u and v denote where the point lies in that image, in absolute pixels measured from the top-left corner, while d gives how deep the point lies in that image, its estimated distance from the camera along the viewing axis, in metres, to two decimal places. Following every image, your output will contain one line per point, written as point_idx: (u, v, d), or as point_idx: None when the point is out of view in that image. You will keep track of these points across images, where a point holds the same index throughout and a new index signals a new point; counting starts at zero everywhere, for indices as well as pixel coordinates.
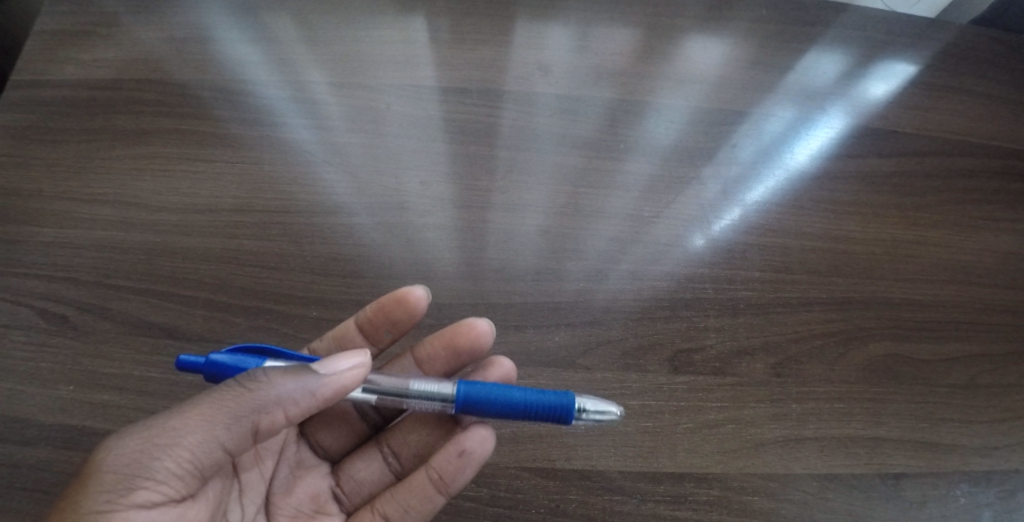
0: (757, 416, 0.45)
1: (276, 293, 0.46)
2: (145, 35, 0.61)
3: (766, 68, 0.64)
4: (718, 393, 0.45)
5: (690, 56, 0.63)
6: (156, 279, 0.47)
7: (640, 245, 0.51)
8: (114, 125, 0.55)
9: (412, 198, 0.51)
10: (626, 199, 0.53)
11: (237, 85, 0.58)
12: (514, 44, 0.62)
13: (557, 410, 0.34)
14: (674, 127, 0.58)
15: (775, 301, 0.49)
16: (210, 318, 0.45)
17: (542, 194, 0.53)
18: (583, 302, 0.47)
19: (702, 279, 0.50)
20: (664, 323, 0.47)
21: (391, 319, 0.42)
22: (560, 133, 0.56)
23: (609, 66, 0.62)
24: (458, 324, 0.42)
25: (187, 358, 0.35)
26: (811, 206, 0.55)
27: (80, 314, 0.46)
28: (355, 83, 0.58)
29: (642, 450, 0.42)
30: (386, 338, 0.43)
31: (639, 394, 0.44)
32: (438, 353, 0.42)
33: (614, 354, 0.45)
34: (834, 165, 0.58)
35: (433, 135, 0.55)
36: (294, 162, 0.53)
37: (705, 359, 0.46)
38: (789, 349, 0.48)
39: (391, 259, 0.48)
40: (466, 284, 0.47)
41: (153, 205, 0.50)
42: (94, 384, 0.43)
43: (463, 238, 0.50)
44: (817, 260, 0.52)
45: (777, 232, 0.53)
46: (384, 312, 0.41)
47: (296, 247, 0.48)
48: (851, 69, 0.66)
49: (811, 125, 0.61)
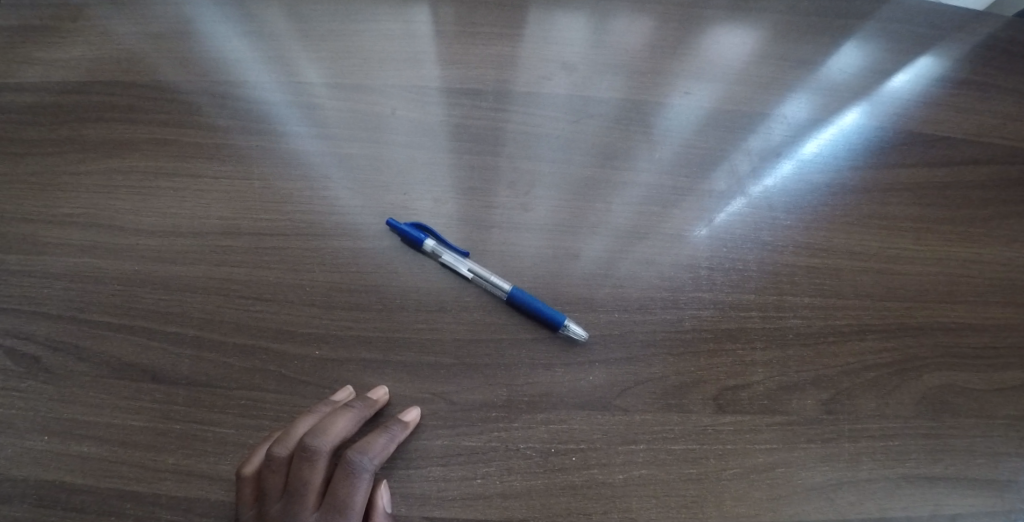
0: (808, 457, 0.40)
1: (273, 330, 0.41)
2: (117, 32, 0.55)
3: (806, 66, 0.58)
4: (767, 433, 0.41)
5: (720, 51, 0.58)
6: (138, 312, 0.42)
7: (677, 268, 0.46)
8: (81, 134, 0.49)
9: (424, 218, 0.46)
10: (658, 216, 0.48)
11: (222, 86, 0.52)
12: (530, 39, 0.56)
13: (549, 315, 0.41)
14: (706, 131, 0.53)
15: (826, 329, 0.45)
16: (198, 358, 0.40)
17: (563, 210, 0.47)
18: (618, 336, 0.42)
19: (746, 305, 0.45)
20: (707, 357, 0.42)
21: (380, 452, 0.36)
22: (582, 141, 0.51)
23: (633, 62, 0.56)
24: (395, 442, 0.37)
25: (392, 222, 0.45)
26: (861, 219, 0.50)
27: (51, 353, 0.40)
28: (354, 85, 0.52)
29: (686, 500, 0.38)
30: (364, 456, 0.36)
31: (681, 438, 0.39)
32: (372, 464, 0.36)
33: (653, 393, 0.41)
34: (884, 173, 0.53)
35: (441, 143, 0.50)
36: (289, 176, 0.47)
37: (752, 397, 0.42)
38: (841, 382, 0.43)
39: (402, 289, 0.43)
40: (487, 316, 0.42)
41: (129, 226, 0.45)
42: (69, 434, 0.37)
43: (482, 264, 0.44)
44: (869, 282, 0.48)
45: (824, 252, 0.48)
46: (378, 451, 0.36)
47: (293, 276, 0.43)
48: (898, 66, 0.60)
49: (856, 128, 0.55)
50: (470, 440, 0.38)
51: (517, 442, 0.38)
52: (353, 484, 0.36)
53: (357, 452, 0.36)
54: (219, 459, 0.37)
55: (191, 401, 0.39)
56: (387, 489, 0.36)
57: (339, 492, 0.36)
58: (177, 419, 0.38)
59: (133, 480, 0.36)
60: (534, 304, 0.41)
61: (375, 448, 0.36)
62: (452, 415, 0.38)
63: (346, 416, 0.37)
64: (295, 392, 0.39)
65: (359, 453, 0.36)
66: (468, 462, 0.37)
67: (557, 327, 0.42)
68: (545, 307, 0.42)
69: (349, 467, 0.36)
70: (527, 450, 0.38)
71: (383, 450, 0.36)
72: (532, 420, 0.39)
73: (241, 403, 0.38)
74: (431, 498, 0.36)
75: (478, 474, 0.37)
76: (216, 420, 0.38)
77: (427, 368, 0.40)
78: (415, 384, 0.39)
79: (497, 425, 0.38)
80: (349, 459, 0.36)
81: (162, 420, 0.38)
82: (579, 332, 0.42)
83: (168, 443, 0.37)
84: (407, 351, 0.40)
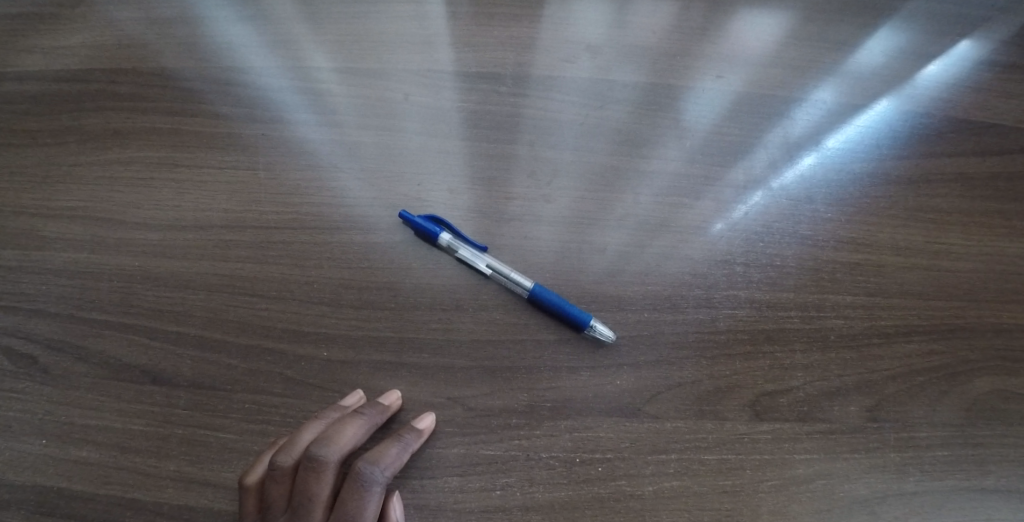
0: (853, 469, 0.37)
1: (280, 329, 0.38)
2: (120, 19, 0.53)
3: (843, 50, 0.55)
4: (807, 443, 0.37)
5: (749, 34, 0.55)
6: (139, 310, 0.39)
7: (710, 264, 0.43)
8: (81, 124, 0.47)
9: (439, 210, 0.44)
10: (688, 208, 0.45)
11: (227, 73, 0.49)
12: (549, 23, 0.54)
13: (574, 315, 0.38)
14: (738, 118, 0.49)
15: (870, 331, 0.42)
16: (201, 359, 0.38)
17: (586, 201, 0.45)
18: (647, 337, 0.39)
19: (785, 304, 0.42)
20: (742, 360, 0.39)
21: (392, 463, 0.34)
22: (606, 128, 0.48)
23: (658, 44, 0.53)
24: (409, 451, 0.34)
25: (405, 214, 0.42)
26: (909, 211, 0.47)
27: (49, 353, 0.38)
28: (365, 69, 0.50)
29: (721, 514, 0.35)
30: (374, 467, 0.33)
31: (715, 447, 0.37)
32: (382, 476, 0.33)
33: (685, 399, 0.38)
34: (933, 162, 0.49)
35: (457, 130, 0.47)
36: (297, 166, 0.45)
37: (791, 403, 0.39)
38: (887, 388, 0.40)
39: (417, 287, 0.40)
40: (507, 316, 0.39)
41: (129, 220, 0.43)
42: (67, 438, 0.35)
43: (501, 260, 0.42)
44: (919, 279, 0.44)
45: (867, 247, 0.45)
46: (390, 462, 0.34)
47: (301, 272, 0.40)
48: (944, 47, 0.56)
49: (900, 113, 0.52)
50: (489, 448, 0.35)
51: (539, 451, 0.35)
52: (362, 499, 0.33)
53: (367, 463, 0.34)
54: (223, 466, 0.34)
55: (194, 404, 0.36)
56: (398, 504, 0.33)
57: (347, 508, 0.33)
58: (179, 423, 0.36)
59: (133, 487, 0.34)
60: (558, 303, 0.39)
61: (387, 459, 0.34)
62: (469, 422, 0.36)
63: (356, 424, 0.34)
64: (302, 396, 0.36)
65: (369, 464, 0.33)
66: (486, 472, 0.34)
67: (583, 328, 0.39)
68: (569, 306, 0.39)
69: (358, 480, 0.33)
70: (550, 459, 0.35)
71: (395, 461, 0.34)
72: (554, 428, 0.36)
73: (246, 407, 0.36)
74: (447, 511, 0.33)
75: (497, 485, 0.34)
76: (220, 425, 0.36)
77: (443, 372, 0.37)
78: (429, 388, 0.37)
79: (518, 433, 0.36)
80: (358, 471, 0.33)
81: (164, 424, 0.36)
82: (606, 333, 0.39)
83: (169, 448, 0.35)
84: (422, 353, 0.38)
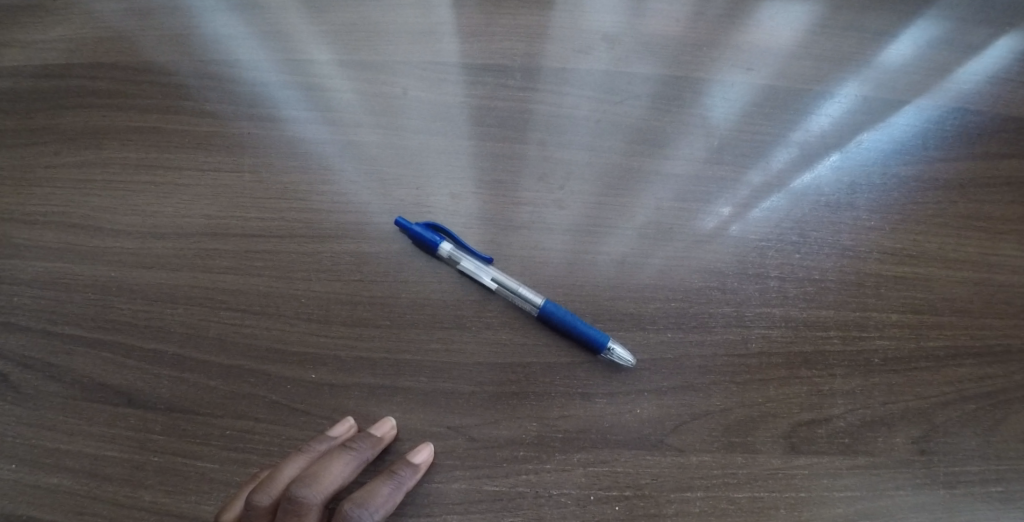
0: (902, 510, 0.33)
1: (266, 348, 0.35)
2: (105, 10, 0.49)
3: (883, 41, 0.50)
4: (850, 478, 0.33)
5: (779, 23, 0.50)
6: (115, 325, 0.36)
7: (738, 278, 0.39)
8: (60, 123, 0.44)
9: (441, 217, 0.40)
10: (713, 214, 0.41)
11: (216, 66, 0.46)
12: (562, 11, 0.50)
13: (590, 337, 0.35)
14: (767, 114, 0.45)
15: (921, 353, 0.37)
16: (180, 380, 0.34)
17: (599, 205, 0.41)
18: (670, 359, 0.35)
19: (823, 323, 0.38)
20: (776, 386, 0.35)
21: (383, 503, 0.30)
22: (622, 125, 0.44)
23: (679, 34, 0.49)
24: (402, 489, 0.31)
25: (402, 222, 0.38)
26: (960, 218, 0.42)
27: (18, 371, 0.35)
28: (363, 62, 0.46)
29: None
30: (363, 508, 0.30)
31: (747, 485, 0.32)
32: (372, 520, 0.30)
33: (713, 430, 0.34)
34: (985, 164, 0.44)
35: (460, 128, 0.43)
36: (287, 166, 0.42)
37: (831, 434, 0.34)
38: (940, 417, 0.35)
39: (416, 302, 0.37)
40: (515, 336, 0.36)
41: (107, 226, 0.39)
42: (34, 464, 0.32)
43: (508, 272, 0.38)
44: (974, 295, 0.39)
45: (914, 259, 0.40)
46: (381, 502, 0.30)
47: (290, 285, 0.37)
48: (996, 37, 0.51)
49: (947, 109, 0.47)
50: (493, 484, 0.32)
51: (549, 488, 0.32)
52: None
53: (355, 506, 0.30)
54: (200, 499, 0.31)
55: (171, 429, 0.33)
56: None
57: None
58: (155, 449, 0.33)
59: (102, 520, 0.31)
60: (571, 323, 0.35)
61: (377, 500, 0.30)
62: (471, 454, 0.32)
63: (343, 461, 0.31)
64: (289, 422, 0.33)
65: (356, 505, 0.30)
66: (489, 510, 0.31)
67: (599, 351, 0.35)
68: (583, 326, 0.35)
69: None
70: (561, 497, 0.32)
71: (386, 501, 0.30)
72: (566, 461, 0.32)
73: (228, 433, 0.33)
74: None
75: None
76: (198, 452, 0.32)
77: (444, 398, 0.34)
78: (428, 415, 0.33)
79: (526, 467, 0.32)
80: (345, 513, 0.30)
81: (138, 450, 0.33)
82: (624, 356, 0.35)
83: (144, 477, 0.32)
84: (420, 376, 0.34)
